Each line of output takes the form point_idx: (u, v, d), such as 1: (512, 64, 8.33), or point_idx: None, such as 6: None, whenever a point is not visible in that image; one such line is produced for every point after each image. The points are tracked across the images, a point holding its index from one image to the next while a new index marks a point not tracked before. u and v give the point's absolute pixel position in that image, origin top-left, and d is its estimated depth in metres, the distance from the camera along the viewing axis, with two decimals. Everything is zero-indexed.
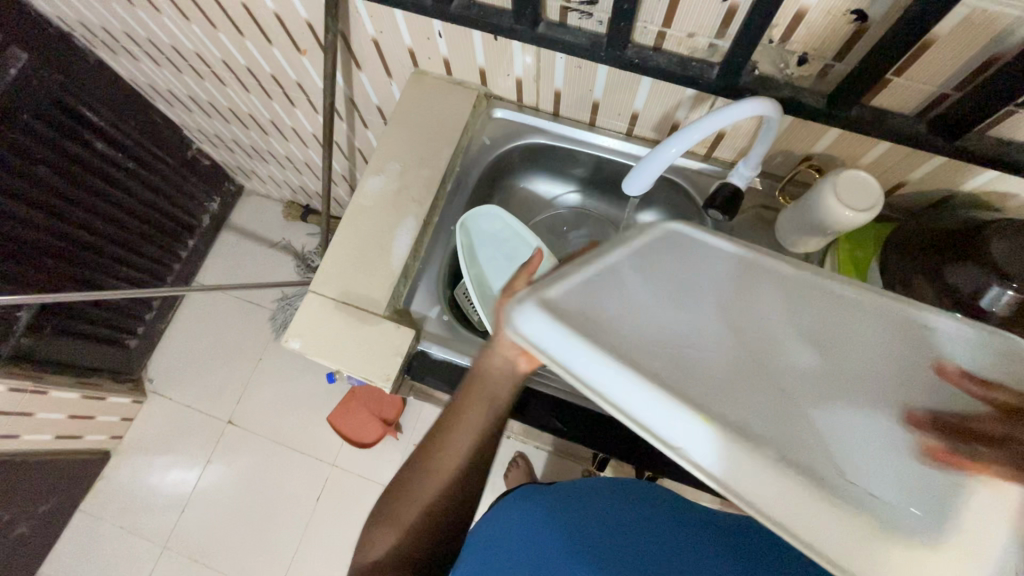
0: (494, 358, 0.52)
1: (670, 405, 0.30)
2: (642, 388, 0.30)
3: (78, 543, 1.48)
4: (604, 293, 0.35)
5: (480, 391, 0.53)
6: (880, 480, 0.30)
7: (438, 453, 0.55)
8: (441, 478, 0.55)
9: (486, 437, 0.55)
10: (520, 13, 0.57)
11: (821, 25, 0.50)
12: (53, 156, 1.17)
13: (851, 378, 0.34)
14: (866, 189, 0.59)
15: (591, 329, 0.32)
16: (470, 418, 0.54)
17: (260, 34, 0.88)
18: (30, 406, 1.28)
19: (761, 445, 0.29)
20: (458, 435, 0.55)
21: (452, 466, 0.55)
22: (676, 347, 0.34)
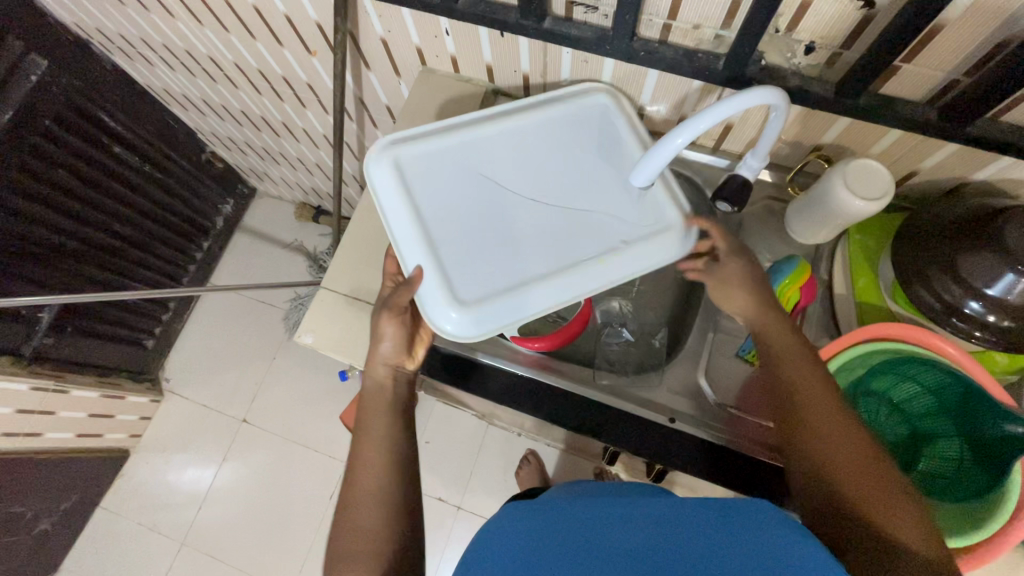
0: (374, 368, 0.60)
1: (547, 283, 0.56)
2: (523, 285, 0.56)
3: (99, 540, 1.51)
4: (465, 242, 0.58)
5: (372, 400, 0.58)
6: (632, 222, 0.60)
7: (358, 480, 0.53)
8: (372, 501, 0.52)
9: (394, 437, 0.57)
10: (526, 8, 0.57)
11: (829, 13, 0.50)
12: (72, 161, 1.19)
13: (613, 190, 0.62)
14: (875, 179, 0.59)
15: (482, 283, 0.56)
16: (371, 427, 0.57)
17: (271, 36, 0.89)
18: (53, 405, 1.31)
19: (586, 259, 0.58)
20: (366, 446, 0.55)
21: (377, 481, 0.53)
22: (521, 230, 0.59)
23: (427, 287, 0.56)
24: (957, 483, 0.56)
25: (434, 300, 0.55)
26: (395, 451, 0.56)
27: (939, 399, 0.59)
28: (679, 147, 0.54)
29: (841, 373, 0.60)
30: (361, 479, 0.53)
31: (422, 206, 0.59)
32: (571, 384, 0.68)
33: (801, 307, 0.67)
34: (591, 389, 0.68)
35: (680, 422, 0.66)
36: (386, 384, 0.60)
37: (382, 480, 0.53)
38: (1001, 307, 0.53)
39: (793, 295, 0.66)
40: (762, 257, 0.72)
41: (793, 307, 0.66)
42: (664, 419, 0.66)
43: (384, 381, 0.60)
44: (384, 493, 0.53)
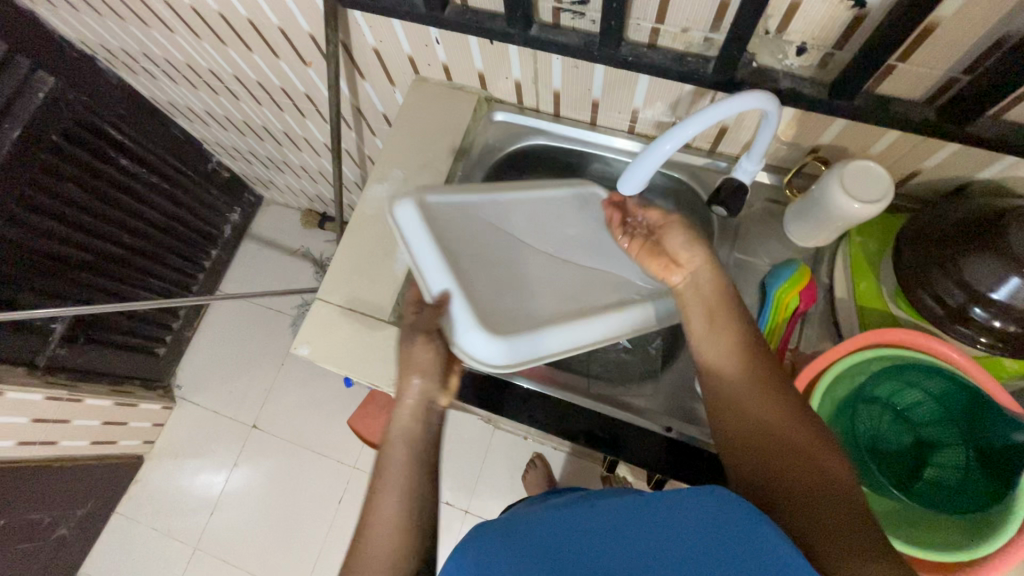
0: (403, 409, 0.56)
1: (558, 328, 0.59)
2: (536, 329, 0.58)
3: (115, 544, 1.54)
4: (485, 284, 0.58)
5: (396, 448, 0.55)
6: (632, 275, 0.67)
7: (367, 533, 0.50)
8: (379, 563, 0.49)
9: (416, 495, 0.53)
10: (512, 17, 0.57)
11: (819, 14, 0.48)
12: (80, 175, 1.21)
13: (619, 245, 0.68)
14: (873, 179, 0.57)
15: (511, 320, 0.58)
16: (392, 478, 0.53)
17: (267, 48, 0.90)
18: (67, 414, 1.34)
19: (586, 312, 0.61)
20: (383, 500, 0.52)
21: (388, 542, 0.50)
22: (531, 279, 0.62)
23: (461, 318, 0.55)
24: (963, 494, 0.54)
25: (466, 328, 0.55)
26: (415, 509, 0.52)
27: (944, 407, 0.57)
28: (668, 154, 0.54)
29: (843, 379, 0.58)
30: (372, 535, 0.50)
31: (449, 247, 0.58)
32: (567, 394, 0.67)
33: (800, 312, 0.65)
34: (586, 398, 0.67)
35: (677, 432, 0.65)
36: (416, 430, 0.56)
37: (396, 537, 0.50)
38: (1006, 312, 0.52)
39: (791, 300, 0.65)
40: (761, 261, 0.70)
41: (793, 312, 0.65)
42: (662, 429, 0.65)
43: (413, 426, 0.56)
44: (394, 556, 0.49)
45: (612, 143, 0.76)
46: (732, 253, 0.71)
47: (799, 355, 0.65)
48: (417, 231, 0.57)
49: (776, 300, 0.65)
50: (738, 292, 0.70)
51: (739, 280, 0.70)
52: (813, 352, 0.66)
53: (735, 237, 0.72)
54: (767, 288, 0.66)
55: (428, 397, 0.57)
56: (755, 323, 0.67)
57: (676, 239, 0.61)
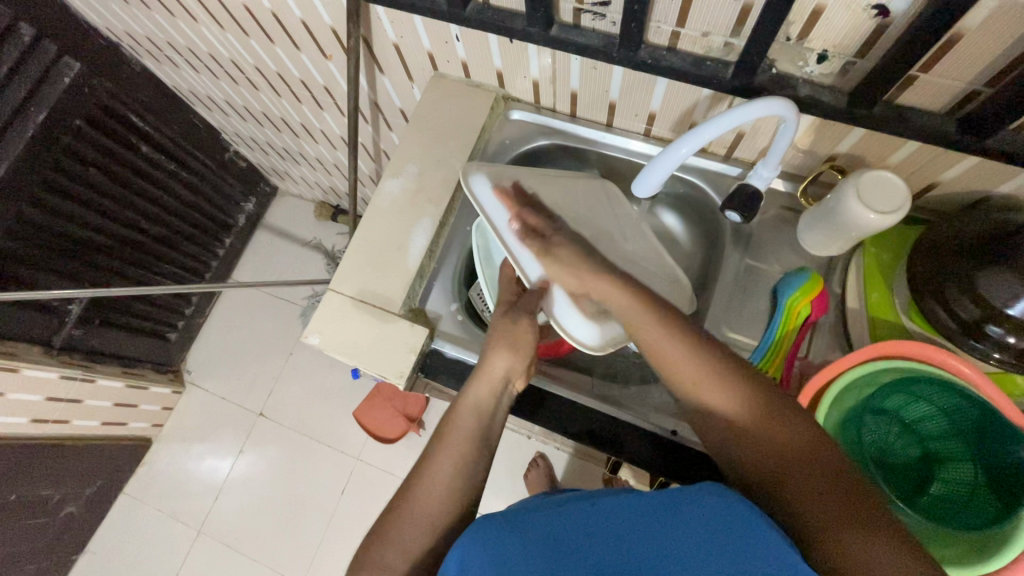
0: (482, 385, 0.60)
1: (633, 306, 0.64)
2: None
3: (121, 524, 1.56)
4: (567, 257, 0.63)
5: (465, 420, 0.58)
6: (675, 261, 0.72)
7: (421, 486, 0.53)
8: (425, 516, 0.51)
9: (473, 466, 0.55)
10: (532, 16, 0.57)
11: (842, 22, 0.48)
12: (101, 160, 1.24)
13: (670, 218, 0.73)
14: (889, 189, 0.57)
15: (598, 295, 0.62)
16: (454, 443, 0.56)
17: (289, 40, 0.91)
18: (80, 393, 1.36)
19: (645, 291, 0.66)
20: (442, 461, 0.55)
21: (438, 499, 0.52)
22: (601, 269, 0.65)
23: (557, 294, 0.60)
24: (968, 511, 0.54)
25: (564, 309, 0.60)
26: (469, 479, 0.54)
27: (952, 422, 0.57)
28: (684, 159, 0.55)
29: (851, 390, 0.58)
30: (425, 488, 0.53)
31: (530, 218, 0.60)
32: (571, 392, 0.68)
33: (811, 321, 0.65)
34: (591, 397, 0.68)
35: (682, 435, 0.65)
36: (487, 408, 0.60)
37: (446, 498, 0.52)
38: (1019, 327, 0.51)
39: (803, 309, 0.65)
40: (772, 268, 0.70)
41: (803, 320, 0.65)
42: (667, 431, 0.65)
43: (487, 404, 0.60)
44: (438, 514, 0.51)
45: (626, 145, 0.77)
46: (743, 259, 0.71)
47: (809, 363, 0.65)
48: (501, 213, 0.59)
49: (787, 308, 0.65)
50: (748, 298, 0.70)
51: (749, 286, 0.70)
52: (823, 361, 0.65)
53: (748, 243, 0.72)
54: (779, 296, 0.66)
55: (508, 379, 0.61)
56: (765, 330, 0.67)
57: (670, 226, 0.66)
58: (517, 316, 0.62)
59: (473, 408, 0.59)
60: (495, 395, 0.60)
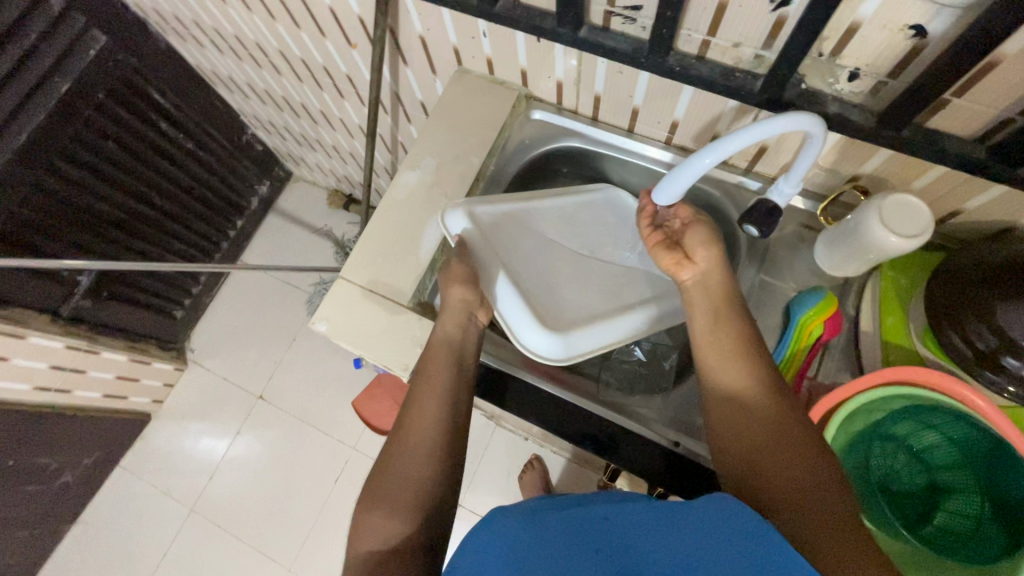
0: (445, 323, 0.63)
1: (601, 325, 0.65)
2: (591, 321, 0.65)
3: (115, 497, 1.57)
4: (533, 278, 0.66)
5: (438, 352, 0.61)
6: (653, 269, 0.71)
7: (410, 425, 0.56)
8: (419, 449, 0.54)
9: (455, 399, 0.58)
10: (563, 16, 0.57)
11: (877, 40, 0.48)
12: (121, 134, 1.24)
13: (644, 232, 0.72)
14: (912, 213, 0.56)
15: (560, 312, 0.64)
16: (433, 378, 0.59)
17: (315, 26, 0.91)
18: (84, 364, 1.37)
19: (628, 308, 0.67)
20: (427, 399, 0.57)
21: (428, 432, 0.55)
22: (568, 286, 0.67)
23: (510, 309, 0.63)
24: (972, 542, 0.54)
25: (525, 326, 0.62)
26: (449, 411, 0.57)
27: (962, 452, 0.56)
28: (707, 169, 0.54)
29: (861, 413, 0.57)
30: (413, 423, 0.56)
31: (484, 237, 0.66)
32: (577, 396, 0.67)
33: (822, 342, 0.65)
34: (596, 403, 0.67)
35: (685, 447, 0.64)
36: (456, 341, 0.62)
37: (433, 426, 0.56)
38: None
39: (815, 328, 0.64)
40: (787, 286, 0.69)
41: (814, 340, 0.64)
42: (670, 443, 0.64)
43: (451, 337, 0.62)
44: (431, 445, 0.55)
45: (646, 152, 0.76)
46: (759, 274, 0.71)
47: (818, 384, 0.65)
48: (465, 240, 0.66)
49: (799, 327, 0.64)
50: (760, 314, 0.69)
51: (763, 302, 0.69)
52: (832, 382, 0.65)
53: (763, 258, 0.71)
54: (792, 314, 0.65)
55: (468, 313, 0.64)
56: (775, 348, 0.66)
57: (697, 235, 0.61)
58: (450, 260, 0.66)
59: (440, 351, 0.61)
60: (458, 335, 0.63)
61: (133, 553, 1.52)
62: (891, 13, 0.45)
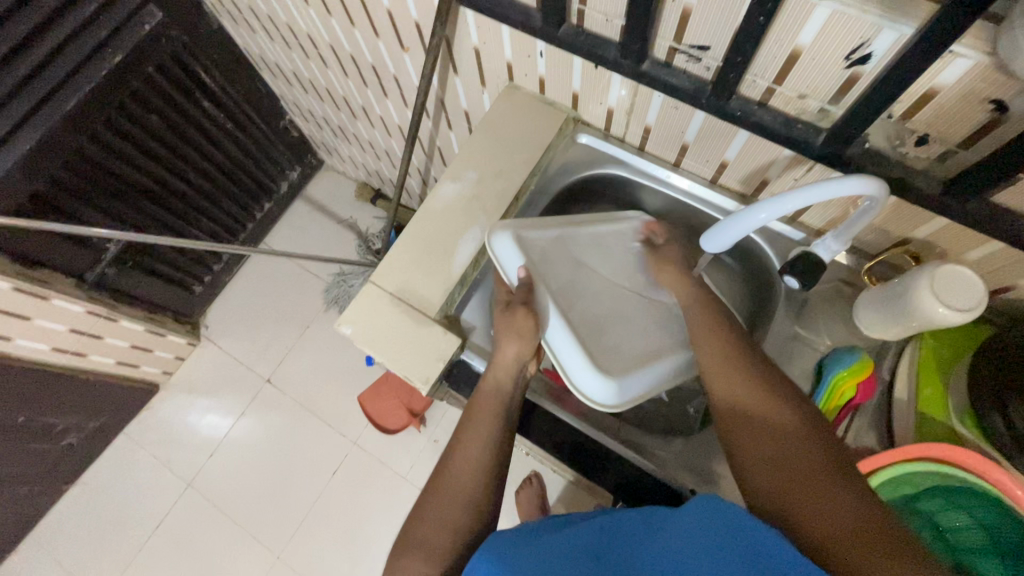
0: (497, 374, 0.64)
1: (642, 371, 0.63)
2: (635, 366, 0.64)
3: (115, 463, 1.58)
4: (587, 321, 0.66)
5: (487, 403, 0.63)
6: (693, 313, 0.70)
7: (455, 469, 0.60)
8: (460, 490, 0.58)
9: (499, 445, 0.61)
10: (627, 48, 0.56)
11: (953, 110, 0.46)
12: (164, 109, 1.25)
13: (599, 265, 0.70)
14: (966, 287, 0.54)
15: (606, 355, 0.64)
16: (478, 427, 0.62)
17: (370, 26, 0.92)
18: (102, 330, 1.38)
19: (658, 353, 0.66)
20: (472, 445, 0.61)
21: (471, 478, 0.59)
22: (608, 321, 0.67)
23: (562, 347, 0.63)
24: None
25: (575, 365, 0.62)
26: (490, 461, 0.60)
27: None
28: (761, 224, 0.54)
29: (885, 484, 0.56)
30: (458, 468, 0.60)
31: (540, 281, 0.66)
32: (596, 431, 0.66)
33: (853, 405, 0.63)
34: (616, 440, 0.66)
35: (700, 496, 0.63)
36: (506, 389, 0.64)
37: (477, 473, 0.59)
38: None
39: (847, 390, 0.62)
40: (821, 341, 0.68)
41: (846, 402, 0.63)
42: (685, 489, 0.64)
43: (501, 389, 0.64)
44: (473, 488, 0.58)
45: (690, 189, 0.75)
46: (793, 326, 0.69)
47: (845, 447, 0.63)
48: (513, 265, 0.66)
49: (831, 386, 0.63)
50: (790, 367, 0.67)
51: (794, 355, 0.68)
52: (858, 447, 0.63)
53: (800, 310, 0.69)
54: (825, 371, 0.64)
55: (520, 366, 0.64)
56: (803, 404, 0.65)
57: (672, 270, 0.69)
58: (514, 308, 0.64)
59: (486, 407, 0.63)
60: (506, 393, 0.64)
61: (127, 521, 1.53)
62: (973, 85, 0.43)
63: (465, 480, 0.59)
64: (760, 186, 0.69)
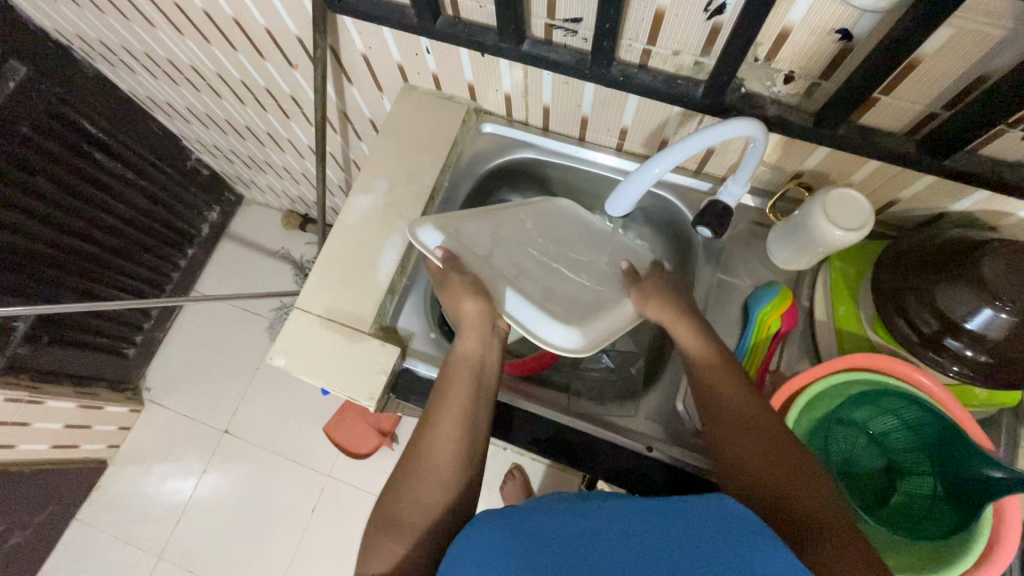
0: (464, 339, 0.62)
1: (599, 316, 0.64)
2: (593, 315, 0.64)
3: (74, 553, 1.47)
4: (528, 284, 0.66)
5: (455, 374, 0.61)
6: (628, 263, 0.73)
7: (428, 449, 0.57)
8: (431, 473, 0.55)
9: (474, 422, 0.59)
10: (504, 31, 0.57)
11: (807, 44, 0.49)
12: (51, 168, 1.17)
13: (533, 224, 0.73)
14: (855, 208, 0.58)
15: (562, 309, 0.63)
16: (451, 403, 0.59)
17: (253, 48, 0.88)
18: (27, 416, 1.28)
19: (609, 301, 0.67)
20: (444, 420, 0.58)
21: (446, 456, 0.56)
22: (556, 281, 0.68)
23: (520, 309, 0.62)
24: (923, 520, 0.56)
25: (540, 321, 0.61)
26: (468, 434, 0.58)
27: (916, 434, 0.58)
28: (659, 177, 0.56)
29: (819, 402, 0.59)
30: (431, 446, 0.57)
31: (474, 262, 0.66)
32: (545, 409, 0.67)
33: (782, 335, 0.66)
34: (568, 414, 0.67)
35: (659, 451, 0.64)
36: (476, 356, 0.62)
37: (454, 451, 0.57)
38: (978, 343, 0.53)
39: (773, 323, 0.66)
40: (743, 283, 0.71)
41: (774, 334, 0.66)
42: (643, 447, 0.64)
43: (475, 353, 0.62)
44: (447, 468, 0.56)
45: (596, 160, 0.77)
46: (716, 273, 0.72)
47: (780, 376, 0.66)
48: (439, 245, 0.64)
49: (758, 321, 0.66)
50: (719, 311, 0.70)
51: (722, 300, 0.71)
52: (793, 372, 0.67)
53: (720, 258, 0.72)
54: (751, 308, 0.67)
55: (488, 320, 0.62)
56: (738, 343, 0.68)
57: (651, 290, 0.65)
58: (446, 274, 0.64)
59: (459, 380, 0.60)
60: (477, 366, 0.62)
61: None
62: (819, 18, 0.46)
63: (442, 458, 0.56)
64: (661, 145, 0.71)
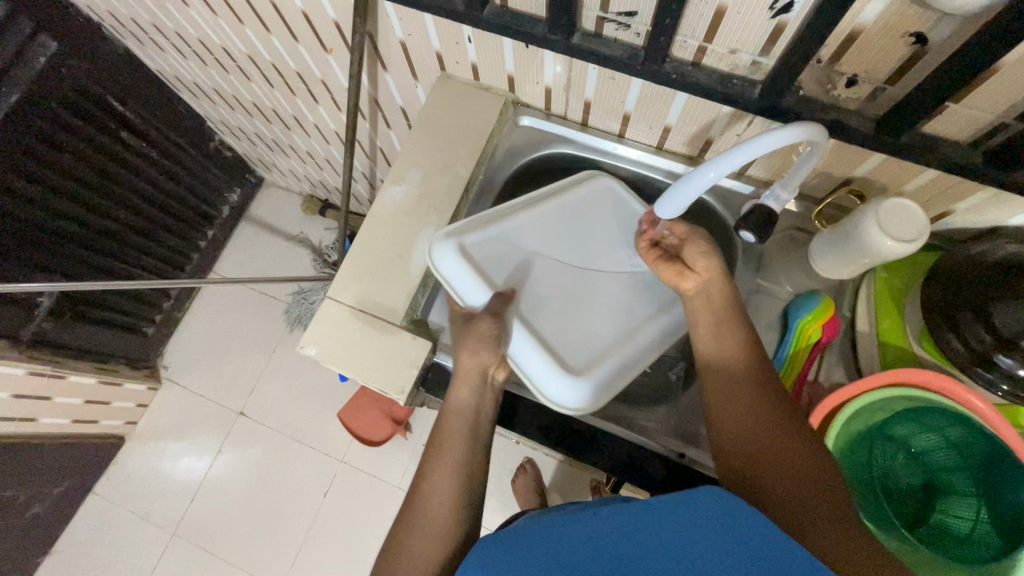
0: (458, 391, 0.62)
1: (617, 352, 0.63)
2: (607, 357, 0.63)
3: (90, 525, 1.50)
4: (552, 316, 0.64)
5: (450, 426, 0.61)
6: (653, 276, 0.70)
7: (424, 503, 0.56)
8: (428, 525, 0.55)
9: (468, 474, 0.59)
10: (555, 23, 0.55)
11: (877, 47, 0.47)
12: (77, 145, 1.17)
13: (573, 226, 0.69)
14: (909, 219, 0.56)
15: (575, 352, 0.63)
16: (445, 457, 0.59)
17: (287, 30, 0.87)
18: (48, 391, 1.29)
19: (637, 326, 0.66)
20: (439, 474, 0.58)
21: (441, 513, 0.56)
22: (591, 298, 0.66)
23: (524, 355, 0.62)
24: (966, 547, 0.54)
25: (547, 376, 0.61)
26: (462, 487, 0.58)
27: (962, 456, 0.57)
28: (712, 182, 0.53)
29: (860, 415, 0.58)
30: (426, 505, 0.56)
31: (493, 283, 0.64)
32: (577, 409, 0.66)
33: (821, 345, 0.64)
34: (599, 416, 0.66)
35: (689, 458, 0.64)
36: (470, 407, 0.62)
37: (448, 505, 0.56)
38: None
39: (814, 332, 0.64)
40: (781, 290, 0.69)
41: (813, 344, 0.64)
42: (674, 454, 0.64)
43: (469, 404, 0.62)
44: (444, 517, 0.56)
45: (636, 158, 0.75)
46: (754, 279, 0.70)
47: (817, 387, 0.65)
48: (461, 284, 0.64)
49: (798, 330, 0.64)
50: (757, 317, 0.69)
51: (760, 307, 0.69)
52: (831, 384, 0.65)
53: (759, 263, 0.71)
54: (791, 316, 0.65)
55: (482, 372, 0.62)
56: (775, 351, 0.66)
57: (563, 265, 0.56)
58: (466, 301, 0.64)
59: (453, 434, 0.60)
60: (469, 418, 0.61)
61: None
62: (894, 19, 0.44)
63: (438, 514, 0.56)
64: (705, 145, 0.70)
